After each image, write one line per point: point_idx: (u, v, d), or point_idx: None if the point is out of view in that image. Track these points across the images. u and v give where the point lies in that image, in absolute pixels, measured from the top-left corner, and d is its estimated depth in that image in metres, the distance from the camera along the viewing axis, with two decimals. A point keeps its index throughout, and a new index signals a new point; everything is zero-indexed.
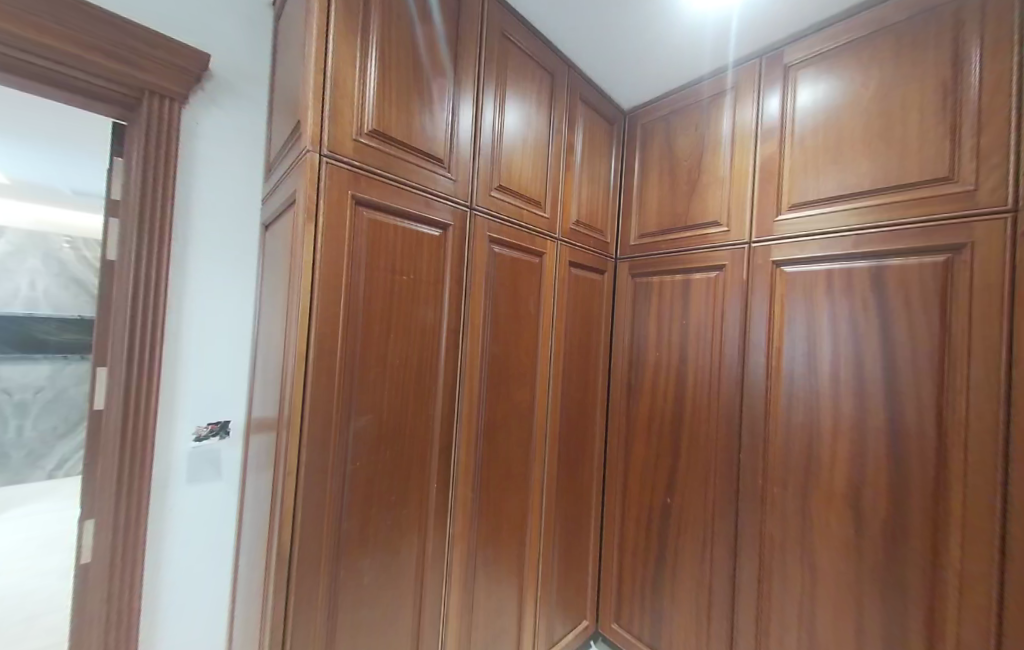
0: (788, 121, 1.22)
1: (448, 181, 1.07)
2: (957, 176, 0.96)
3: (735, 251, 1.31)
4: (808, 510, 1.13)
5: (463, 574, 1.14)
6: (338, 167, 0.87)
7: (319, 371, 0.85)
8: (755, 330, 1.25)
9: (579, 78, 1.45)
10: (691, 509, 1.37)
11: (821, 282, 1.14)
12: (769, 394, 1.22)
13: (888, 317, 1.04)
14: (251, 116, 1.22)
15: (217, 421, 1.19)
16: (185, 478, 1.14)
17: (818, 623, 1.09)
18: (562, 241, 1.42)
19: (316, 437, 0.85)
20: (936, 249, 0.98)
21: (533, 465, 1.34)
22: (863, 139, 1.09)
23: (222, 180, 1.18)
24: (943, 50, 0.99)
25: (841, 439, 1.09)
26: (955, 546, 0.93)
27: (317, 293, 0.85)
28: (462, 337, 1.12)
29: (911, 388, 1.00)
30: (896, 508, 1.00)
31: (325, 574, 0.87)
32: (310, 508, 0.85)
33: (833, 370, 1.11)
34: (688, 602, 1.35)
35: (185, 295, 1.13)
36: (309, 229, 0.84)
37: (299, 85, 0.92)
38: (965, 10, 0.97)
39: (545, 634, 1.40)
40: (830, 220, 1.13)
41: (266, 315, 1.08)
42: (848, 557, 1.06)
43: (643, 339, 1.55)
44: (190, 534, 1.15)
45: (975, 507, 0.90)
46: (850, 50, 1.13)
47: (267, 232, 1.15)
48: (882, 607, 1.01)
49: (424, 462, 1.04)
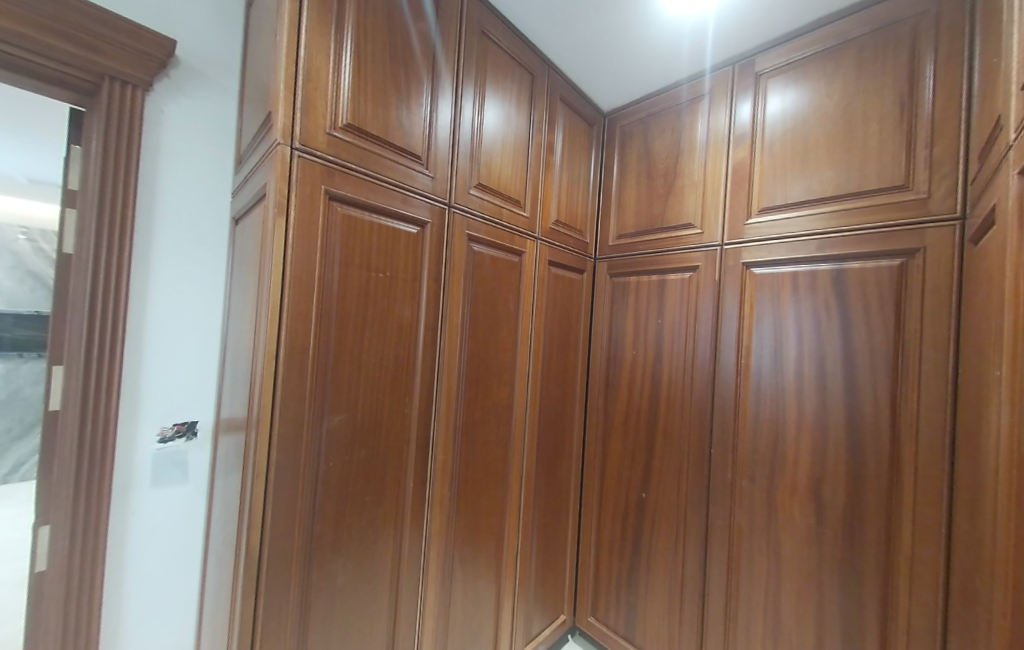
0: (758, 127, 1.26)
1: (426, 177, 1.06)
2: (912, 184, 1.02)
3: (709, 252, 1.34)
4: (773, 502, 1.18)
5: (440, 573, 1.14)
6: (310, 161, 0.85)
7: (291, 369, 0.83)
8: (726, 330, 1.29)
9: (559, 78, 1.46)
10: (665, 504, 1.40)
11: (787, 283, 1.19)
12: (738, 391, 1.26)
13: (848, 317, 1.09)
14: (220, 106, 1.18)
15: (183, 422, 1.14)
16: (149, 480, 1.09)
17: (782, 611, 1.14)
18: (542, 241, 1.43)
19: (287, 437, 0.83)
20: (892, 253, 1.03)
21: (512, 463, 1.34)
22: (828, 147, 1.14)
23: (189, 171, 1.14)
24: (901, 64, 1.05)
25: (804, 434, 1.14)
26: (907, 534, 0.98)
27: (289, 290, 0.83)
28: (440, 336, 1.11)
29: (869, 385, 1.05)
30: (854, 498, 1.05)
31: (297, 577, 0.85)
32: (280, 509, 0.83)
33: (798, 368, 1.16)
34: (661, 594, 1.39)
35: (149, 291, 1.09)
36: (280, 224, 0.82)
37: (270, 76, 0.89)
38: (920, 27, 1.02)
39: (522, 630, 1.41)
40: (797, 224, 1.17)
41: (235, 312, 1.05)
42: (810, 546, 1.11)
43: (620, 338, 1.58)
44: (154, 539, 1.10)
45: (925, 497, 0.96)
46: (816, 61, 1.17)
47: (237, 227, 1.11)
48: (840, 593, 1.06)
49: (400, 461, 1.03)
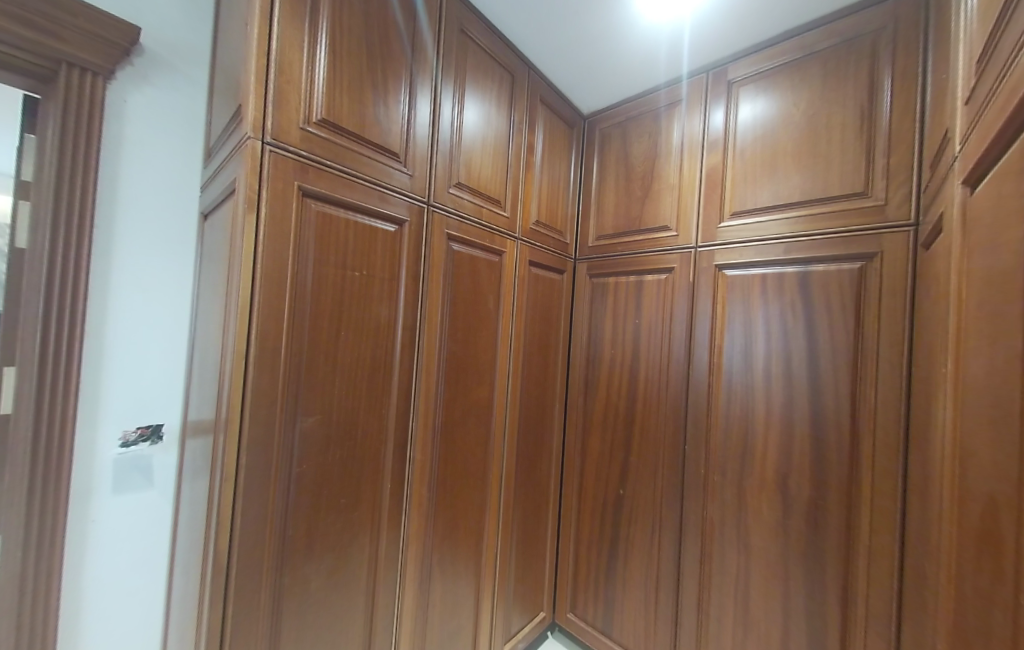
0: (731, 134, 1.30)
1: (404, 175, 1.05)
2: (870, 191, 1.07)
3: (684, 254, 1.38)
4: (744, 496, 1.22)
5: (418, 574, 1.13)
6: (282, 156, 0.83)
7: (261, 369, 0.81)
8: (700, 329, 1.33)
9: (539, 79, 1.47)
10: (641, 500, 1.43)
11: (756, 285, 1.23)
12: (711, 389, 1.30)
13: (812, 318, 1.14)
14: (188, 98, 1.13)
15: (148, 426, 1.10)
16: (110, 487, 1.04)
17: (751, 601, 1.18)
18: (522, 240, 1.44)
19: (258, 439, 0.81)
20: (853, 257, 1.08)
21: (491, 462, 1.34)
22: (795, 154, 1.19)
23: (155, 163, 1.09)
24: (862, 77, 1.10)
25: (772, 430, 1.18)
26: (865, 524, 1.03)
27: (259, 287, 0.80)
28: (418, 335, 1.10)
29: (832, 382, 1.10)
30: (818, 491, 1.10)
31: (268, 582, 0.83)
32: (250, 513, 0.80)
33: (767, 367, 1.20)
34: (638, 588, 1.42)
35: (109, 288, 1.04)
36: (250, 219, 0.80)
37: (241, 69, 0.87)
38: (879, 42, 1.07)
39: (502, 629, 1.42)
40: (766, 228, 1.22)
41: (203, 311, 1.01)
42: (776, 538, 1.16)
43: (599, 337, 1.61)
44: (116, 548, 1.05)
45: (882, 488, 1.01)
46: (784, 71, 1.22)
47: (205, 223, 1.07)
48: (804, 582, 1.11)
49: (377, 461, 1.02)
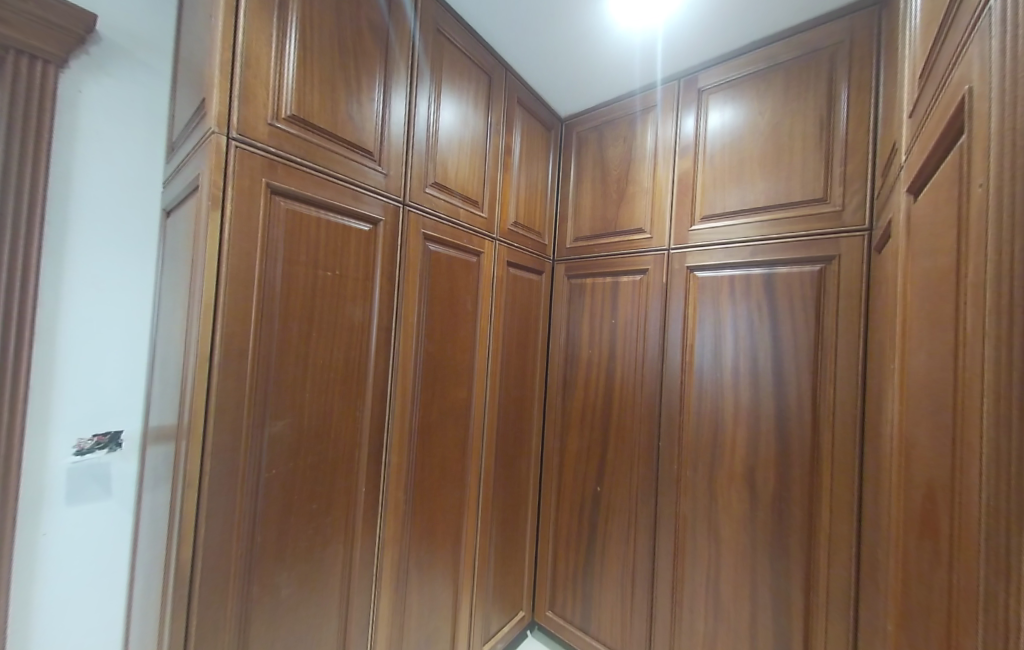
0: (701, 139, 1.35)
1: (379, 174, 1.03)
2: (829, 197, 1.12)
3: (658, 255, 1.42)
4: (714, 490, 1.25)
5: (394, 577, 1.11)
6: (249, 152, 0.80)
7: (226, 372, 0.78)
8: (673, 329, 1.36)
9: (516, 81, 1.48)
10: (618, 496, 1.46)
11: (725, 286, 1.27)
12: (683, 386, 1.33)
13: (777, 318, 1.18)
14: (150, 91, 1.09)
15: (105, 433, 1.04)
16: (63, 497, 0.99)
17: (722, 592, 1.22)
18: (500, 241, 1.44)
19: (224, 443, 0.78)
20: (813, 260, 1.14)
21: (470, 462, 1.34)
22: (760, 160, 1.24)
23: (113, 157, 1.04)
24: (822, 88, 1.15)
25: (740, 425, 1.23)
26: (826, 514, 1.07)
27: (224, 288, 0.78)
28: (395, 336, 1.09)
29: (794, 379, 1.15)
30: (782, 483, 1.15)
31: (234, 591, 0.81)
32: (215, 521, 0.78)
33: (735, 365, 1.24)
34: (614, 583, 1.44)
35: (61, 287, 0.98)
36: (214, 217, 0.77)
37: (205, 62, 0.84)
38: (837, 56, 1.13)
39: (480, 630, 1.41)
40: (734, 231, 1.26)
41: (165, 312, 0.97)
42: (744, 530, 1.20)
43: (577, 337, 1.63)
44: (70, 561, 1.00)
45: (840, 480, 1.06)
46: (750, 81, 1.27)
47: (168, 219, 1.03)
48: (770, 571, 1.15)
49: (352, 464, 1.00)
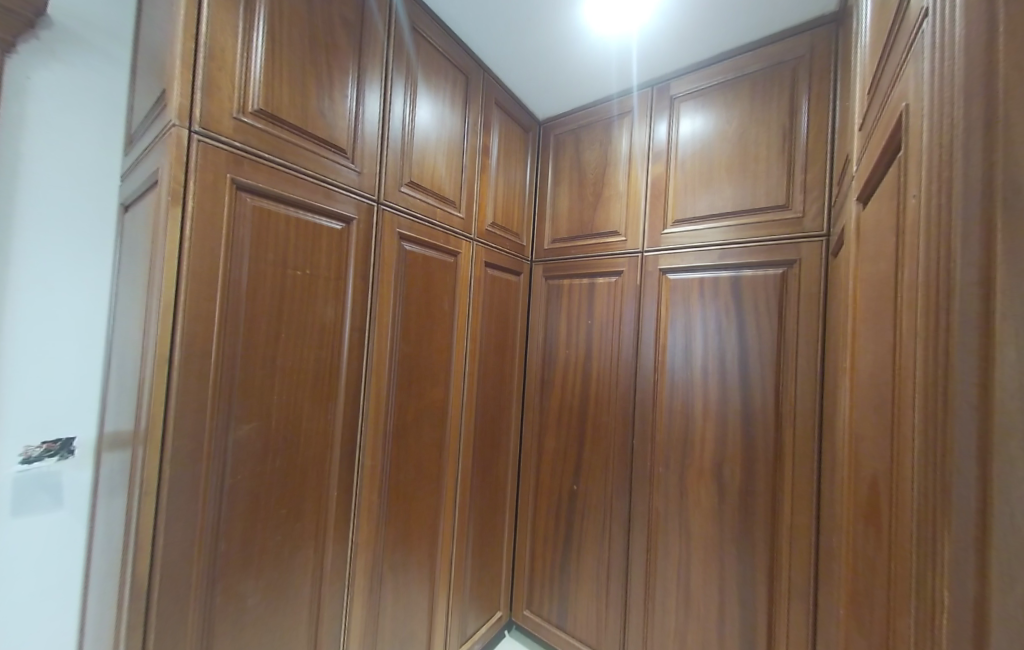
0: (673, 146, 1.39)
1: (352, 172, 1.02)
2: (790, 204, 1.18)
3: (632, 258, 1.45)
4: (685, 486, 1.29)
5: (367, 582, 1.09)
6: (213, 146, 0.78)
7: (188, 375, 0.75)
8: (646, 329, 1.40)
9: (493, 82, 1.48)
10: (594, 494, 1.48)
11: (695, 288, 1.32)
12: (656, 385, 1.37)
13: (743, 318, 1.23)
14: (107, 80, 1.04)
15: (56, 440, 0.99)
16: (9, 509, 0.93)
17: (692, 585, 1.25)
18: (477, 241, 1.44)
19: (185, 449, 0.75)
20: (776, 264, 1.19)
21: (446, 463, 1.33)
22: (728, 167, 1.28)
23: (65, 149, 0.99)
24: (784, 99, 1.20)
25: (709, 422, 1.27)
26: (787, 506, 1.12)
27: (185, 287, 0.75)
28: (369, 336, 1.07)
29: (759, 378, 1.20)
30: (747, 477, 1.19)
31: (196, 603, 0.78)
32: (174, 531, 0.74)
33: (704, 364, 1.28)
34: (590, 579, 1.46)
35: (7, 286, 0.92)
36: (175, 214, 0.74)
37: (166, 51, 0.80)
38: (798, 69, 1.18)
39: (457, 631, 1.41)
40: (703, 235, 1.31)
41: (123, 312, 0.93)
42: (713, 524, 1.24)
43: (554, 337, 1.65)
44: (15, 577, 0.94)
45: (800, 473, 1.11)
46: (718, 90, 1.31)
47: (126, 214, 0.98)
48: (737, 564, 1.19)
49: (323, 467, 0.98)
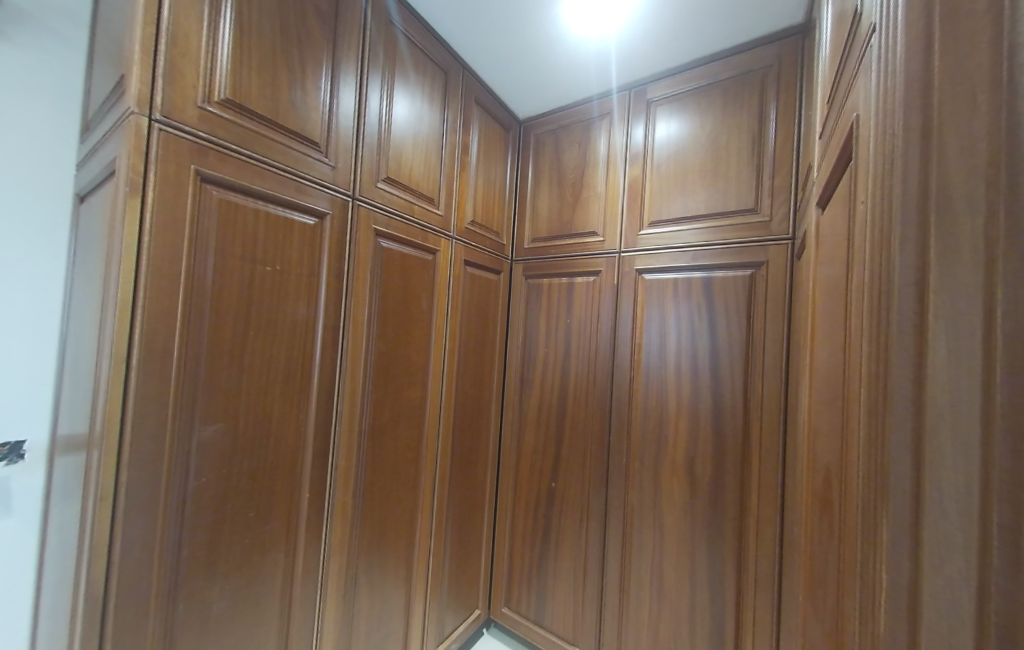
0: (649, 148, 1.41)
1: (325, 166, 0.99)
2: (759, 207, 1.22)
3: (609, 258, 1.48)
4: (659, 480, 1.32)
5: (341, 584, 1.07)
6: (175, 136, 0.74)
7: (148, 374, 0.72)
8: (623, 327, 1.42)
9: (473, 79, 1.47)
10: (571, 490, 1.50)
11: (669, 288, 1.35)
12: (632, 382, 1.39)
13: (714, 318, 1.27)
14: (61, 64, 0.98)
15: (4, 444, 0.92)
16: None
17: (665, 577, 1.28)
18: (456, 239, 1.43)
19: (144, 451, 0.72)
20: (745, 265, 1.23)
21: (424, 462, 1.32)
22: (701, 170, 1.32)
23: (14, 135, 0.93)
24: (754, 106, 1.25)
25: (682, 418, 1.30)
26: (755, 497, 1.16)
27: (145, 282, 0.72)
28: (343, 334, 1.05)
29: (729, 375, 1.23)
30: (718, 471, 1.23)
31: (156, 612, 0.74)
32: (133, 536, 0.71)
33: (678, 361, 1.32)
34: (568, 574, 1.48)
35: None
36: (134, 205, 0.71)
37: (125, 35, 0.77)
38: (767, 78, 1.23)
39: (434, 630, 1.40)
40: (677, 236, 1.34)
41: (78, 307, 0.88)
42: (686, 516, 1.27)
43: (533, 336, 1.66)
44: None
45: (767, 466, 1.15)
46: (692, 95, 1.35)
47: (83, 205, 0.93)
48: (707, 555, 1.23)
49: (295, 468, 0.96)
